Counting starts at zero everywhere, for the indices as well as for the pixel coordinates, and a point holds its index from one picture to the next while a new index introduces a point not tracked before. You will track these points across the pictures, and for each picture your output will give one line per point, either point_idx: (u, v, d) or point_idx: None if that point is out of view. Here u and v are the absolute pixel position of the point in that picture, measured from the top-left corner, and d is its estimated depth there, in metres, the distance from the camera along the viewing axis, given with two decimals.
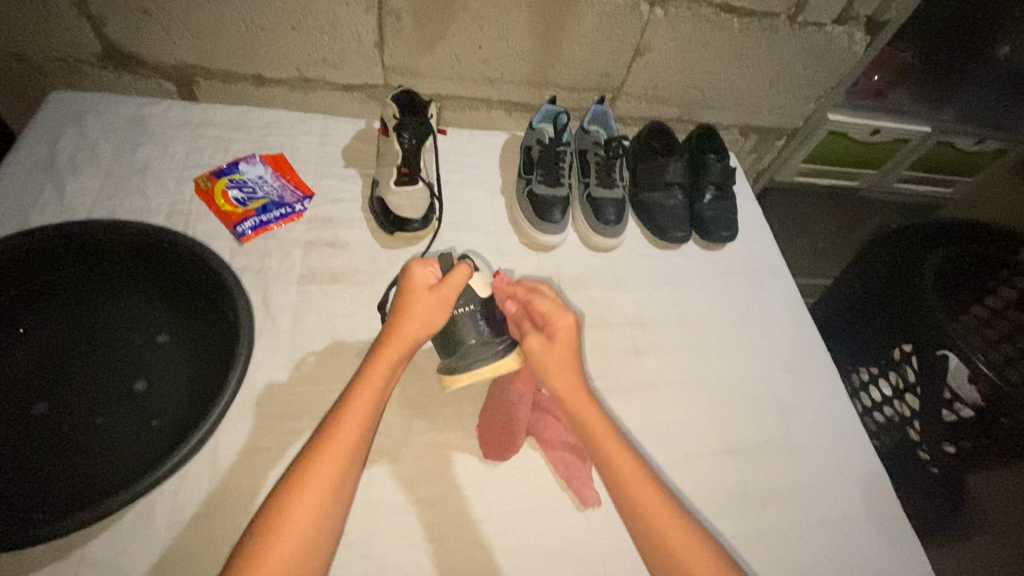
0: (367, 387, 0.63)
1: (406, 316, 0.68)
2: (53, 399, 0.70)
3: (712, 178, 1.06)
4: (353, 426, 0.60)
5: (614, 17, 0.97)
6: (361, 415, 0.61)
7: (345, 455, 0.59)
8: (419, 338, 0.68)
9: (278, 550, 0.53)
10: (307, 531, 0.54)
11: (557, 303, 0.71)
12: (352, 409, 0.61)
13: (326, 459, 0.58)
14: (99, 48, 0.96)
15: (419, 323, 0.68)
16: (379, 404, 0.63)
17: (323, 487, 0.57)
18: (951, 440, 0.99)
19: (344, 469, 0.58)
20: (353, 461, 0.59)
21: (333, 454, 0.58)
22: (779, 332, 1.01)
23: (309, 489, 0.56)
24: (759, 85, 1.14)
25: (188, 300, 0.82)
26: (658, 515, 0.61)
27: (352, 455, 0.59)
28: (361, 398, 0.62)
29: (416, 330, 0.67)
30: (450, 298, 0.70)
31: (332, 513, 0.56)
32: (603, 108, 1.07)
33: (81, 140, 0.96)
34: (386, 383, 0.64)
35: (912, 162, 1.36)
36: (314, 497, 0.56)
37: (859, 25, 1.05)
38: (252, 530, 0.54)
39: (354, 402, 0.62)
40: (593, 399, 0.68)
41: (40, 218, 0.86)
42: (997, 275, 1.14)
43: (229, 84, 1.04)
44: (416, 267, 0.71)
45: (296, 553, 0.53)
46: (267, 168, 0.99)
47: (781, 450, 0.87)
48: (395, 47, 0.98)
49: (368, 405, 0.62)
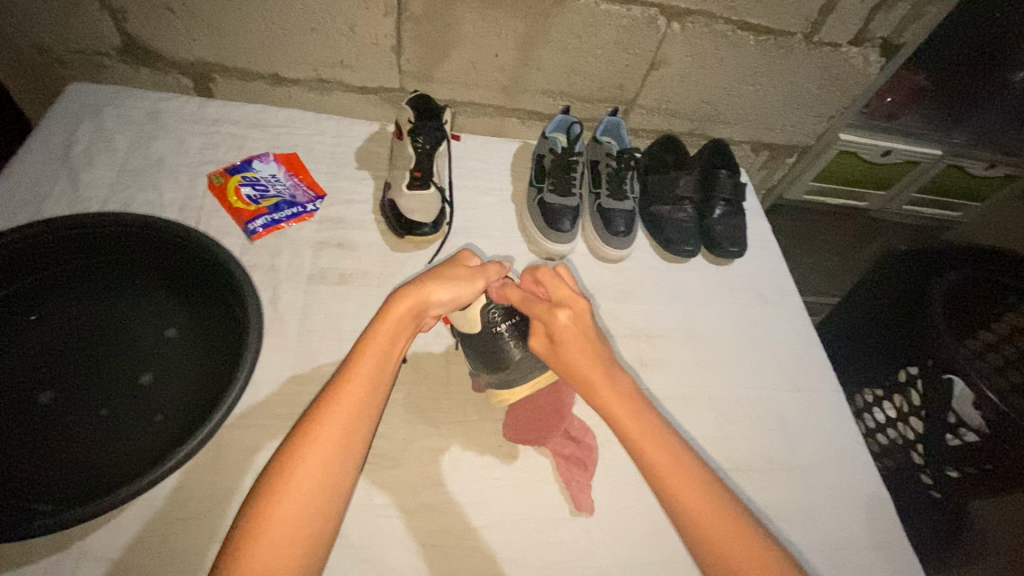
0: (373, 346, 0.63)
1: (431, 278, 0.69)
2: (59, 388, 0.71)
3: (723, 194, 1.06)
4: (352, 392, 0.59)
5: (630, 30, 0.98)
6: (367, 372, 0.61)
7: (350, 413, 0.58)
8: (437, 299, 0.68)
9: (285, 509, 0.52)
10: (314, 489, 0.54)
11: (568, 291, 0.70)
12: (357, 368, 0.61)
13: (332, 417, 0.57)
14: (119, 42, 0.97)
15: (442, 286, 0.69)
16: (386, 362, 0.62)
17: (330, 447, 0.56)
18: (955, 465, 0.98)
19: (351, 427, 0.57)
20: (359, 421, 0.58)
21: (337, 413, 0.57)
22: (785, 351, 1.00)
23: (315, 448, 0.55)
24: (773, 102, 1.15)
25: (198, 295, 0.82)
26: (694, 499, 0.60)
27: (358, 412, 0.58)
28: (368, 355, 0.62)
29: (439, 292, 0.68)
30: (480, 278, 0.72)
31: (340, 473, 0.55)
32: (616, 119, 1.07)
33: (97, 132, 0.97)
34: (389, 349, 0.63)
35: (922, 185, 1.36)
36: (321, 456, 0.55)
37: (875, 47, 1.06)
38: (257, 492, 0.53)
39: (360, 359, 0.61)
40: (605, 367, 0.67)
41: (53, 207, 0.86)
42: (1005, 301, 1.14)
43: (245, 82, 1.04)
44: (461, 251, 0.75)
45: (304, 512, 0.52)
46: (279, 166, 0.99)
47: (786, 470, 0.86)
48: (412, 51, 0.99)
49: (375, 363, 0.62)
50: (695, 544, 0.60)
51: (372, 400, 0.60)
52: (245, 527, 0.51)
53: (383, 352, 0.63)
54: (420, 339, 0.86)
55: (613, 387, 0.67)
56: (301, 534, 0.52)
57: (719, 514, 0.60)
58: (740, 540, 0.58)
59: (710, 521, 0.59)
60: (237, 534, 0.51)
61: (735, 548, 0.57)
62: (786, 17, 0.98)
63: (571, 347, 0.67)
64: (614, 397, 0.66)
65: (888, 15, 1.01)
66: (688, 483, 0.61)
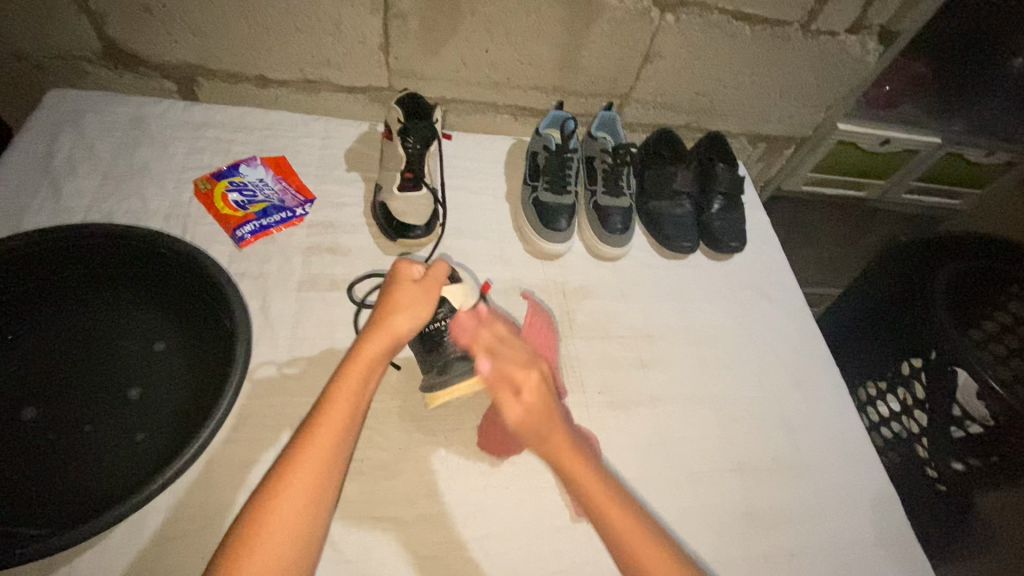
0: (344, 387, 0.60)
1: (394, 307, 0.67)
2: (42, 403, 0.69)
3: (721, 187, 1.05)
4: (331, 425, 0.58)
5: (623, 22, 0.96)
6: (340, 412, 0.59)
7: (323, 463, 0.56)
8: (409, 330, 0.66)
9: (253, 569, 0.49)
10: (282, 547, 0.51)
11: (519, 366, 0.63)
12: (329, 412, 0.59)
13: (303, 469, 0.55)
14: (100, 47, 0.94)
15: (407, 314, 0.66)
16: (358, 405, 0.60)
17: (300, 501, 0.53)
18: (961, 457, 0.98)
19: (329, 465, 0.56)
20: (333, 467, 0.56)
21: (308, 463, 0.55)
22: (788, 348, 0.99)
23: (286, 499, 0.53)
24: (770, 94, 1.13)
25: (185, 308, 0.80)
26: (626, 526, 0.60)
27: (331, 461, 0.56)
28: (343, 388, 0.60)
29: (404, 319, 0.66)
30: (435, 291, 0.69)
31: (310, 528, 0.53)
32: (611, 113, 1.05)
33: (79, 139, 0.94)
34: (366, 381, 0.62)
35: (922, 173, 1.35)
36: (291, 510, 0.53)
37: (873, 35, 1.04)
38: (223, 552, 0.51)
39: (337, 394, 0.60)
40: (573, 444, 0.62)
41: (35, 219, 0.84)
42: (1008, 290, 1.13)
43: (230, 85, 1.02)
44: (401, 263, 0.69)
45: (272, 569, 0.50)
46: (267, 170, 0.97)
47: (790, 469, 0.85)
48: (400, 49, 0.96)
49: (348, 407, 0.59)
50: None
51: (353, 432, 0.60)
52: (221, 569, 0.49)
53: (354, 394, 0.60)
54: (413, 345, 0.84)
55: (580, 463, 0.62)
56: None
57: None
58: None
59: None
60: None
61: None
62: (782, 6, 0.96)
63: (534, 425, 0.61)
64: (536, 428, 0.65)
65: (886, 2, 0.99)
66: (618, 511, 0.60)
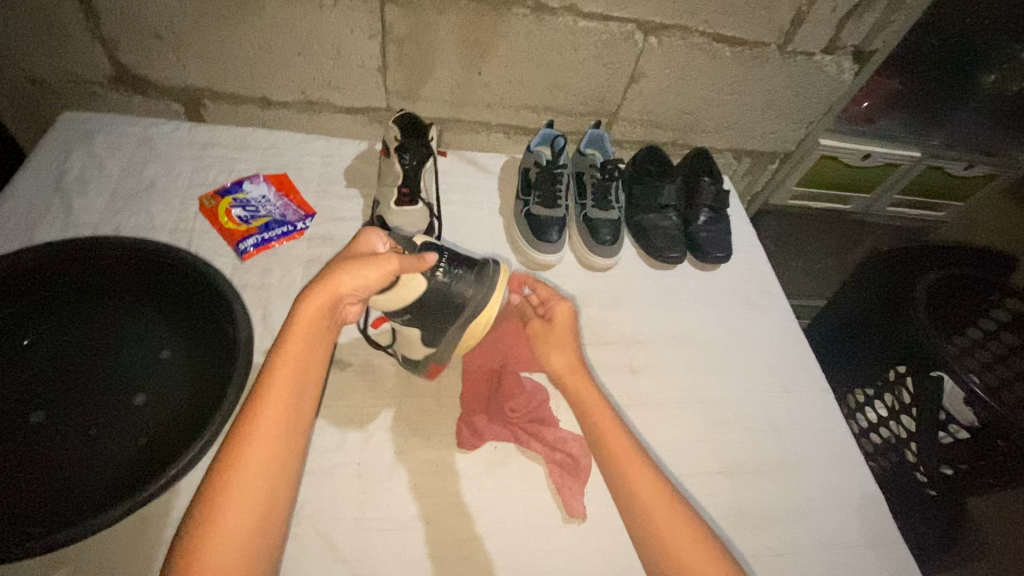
0: (287, 355, 0.62)
1: (342, 268, 0.65)
2: (50, 407, 0.71)
3: (706, 201, 1.09)
4: (275, 394, 0.60)
5: (609, 45, 1.01)
6: (283, 380, 0.61)
7: (273, 428, 0.58)
8: (352, 288, 0.65)
9: (214, 537, 0.52)
10: (246, 512, 0.54)
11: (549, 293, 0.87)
12: (271, 383, 0.60)
13: (256, 437, 0.57)
14: (111, 71, 0.99)
15: (350, 272, 0.65)
16: (303, 372, 0.63)
17: (258, 467, 0.56)
18: (949, 462, 0.99)
19: (278, 434, 0.58)
20: (284, 436, 0.59)
21: (259, 431, 0.57)
22: (775, 354, 1.01)
23: (240, 471, 0.55)
24: (752, 111, 1.17)
25: (189, 317, 0.83)
26: (635, 469, 0.69)
27: (283, 429, 0.59)
28: (286, 356, 0.62)
29: (353, 283, 0.65)
30: (392, 259, 0.67)
31: (271, 491, 0.56)
32: (599, 132, 1.09)
33: (90, 158, 0.99)
34: (307, 349, 0.63)
35: (904, 187, 1.39)
36: (250, 475, 0.55)
37: (847, 55, 1.10)
38: (188, 525, 0.53)
39: (280, 364, 0.61)
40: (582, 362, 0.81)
41: (46, 234, 0.88)
42: (990, 297, 1.16)
43: (235, 106, 1.06)
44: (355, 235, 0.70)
45: (232, 537, 0.53)
46: (270, 187, 1.01)
47: (777, 471, 0.87)
48: (397, 72, 1.01)
49: (292, 375, 0.62)
50: (637, 525, 0.67)
51: (297, 399, 0.61)
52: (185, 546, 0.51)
53: (297, 362, 0.62)
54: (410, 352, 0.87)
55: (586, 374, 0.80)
56: (238, 561, 0.52)
57: (657, 485, 0.68)
58: (673, 519, 0.66)
59: (655, 505, 0.67)
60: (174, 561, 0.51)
61: (661, 510, 0.66)
62: (759, 28, 1.01)
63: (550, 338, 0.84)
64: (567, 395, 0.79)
65: (858, 24, 1.04)
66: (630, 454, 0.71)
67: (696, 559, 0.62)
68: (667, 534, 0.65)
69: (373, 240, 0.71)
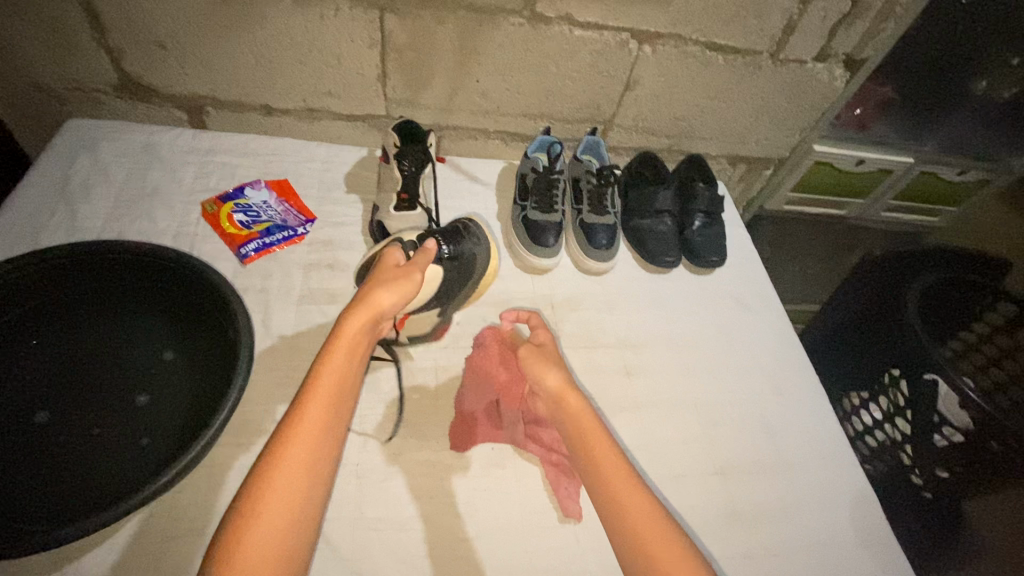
0: (332, 368, 0.63)
1: (378, 287, 0.69)
2: (55, 407, 0.72)
3: (701, 207, 1.10)
4: (322, 399, 0.61)
5: (604, 54, 1.03)
6: (331, 385, 0.63)
7: (317, 434, 0.60)
8: (389, 305, 0.69)
9: (257, 539, 0.52)
10: (285, 520, 0.54)
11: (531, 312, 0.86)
12: (319, 388, 0.62)
13: (297, 448, 0.58)
14: (116, 79, 1.01)
15: (388, 290, 0.69)
16: (346, 382, 0.64)
17: (298, 478, 0.57)
18: (946, 466, 1.01)
19: (322, 441, 0.60)
20: (328, 441, 0.60)
21: (303, 442, 0.58)
22: (768, 357, 1.02)
23: (285, 476, 0.56)
24: (746, 118, 1.19)
25: (192, 319, 0.84)
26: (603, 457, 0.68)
27: (324, 433, 0.60)
28: (334, 362, 0.64)
29: (390, 298, 0.69)
30: (418, 271, 0.73)
31: (308, 503, 0.57)
32: (594, 138, 1.12)
33: (94, 165, 1.00)
34: (352, 359, 0.65)
35: (897, 192, 1.41)
36: (291, 485, 0.56)
37: (839, 62, 1.11)
38: (230, 524, 0.53)
39: (325, 370, 0.63)
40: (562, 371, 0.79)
41: (52, 238, 0.89)
42: (983, 302, 1.18)
43: (237, 113, 1.08)
44: (388, 255, 0.76)
45: (275, 540, 0.53)
46: (271, 193, 1.02)
47: (771, 472, 0.88)
48: (396, 80, 1.03)
49: (336, 388, 0.63)
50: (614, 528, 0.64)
51: (340, 408, 0.63)
52: (226, 546, 0.51)
53: (342, 376, 0.64)
54: (407, 354, 0.88)
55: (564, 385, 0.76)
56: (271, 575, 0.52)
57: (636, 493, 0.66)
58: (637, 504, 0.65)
59: (636, 511, 0.64)
60: (212, 560, 0.51)
61: (641, 515, 0.64)
62: (751, 37, 1.04)
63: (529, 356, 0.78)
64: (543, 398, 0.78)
65: (848, 33, 1.06)
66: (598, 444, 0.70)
67: (660, 544, 0.61)
68: (633, 519, 0.63)
69: (395, 254, 0.76)
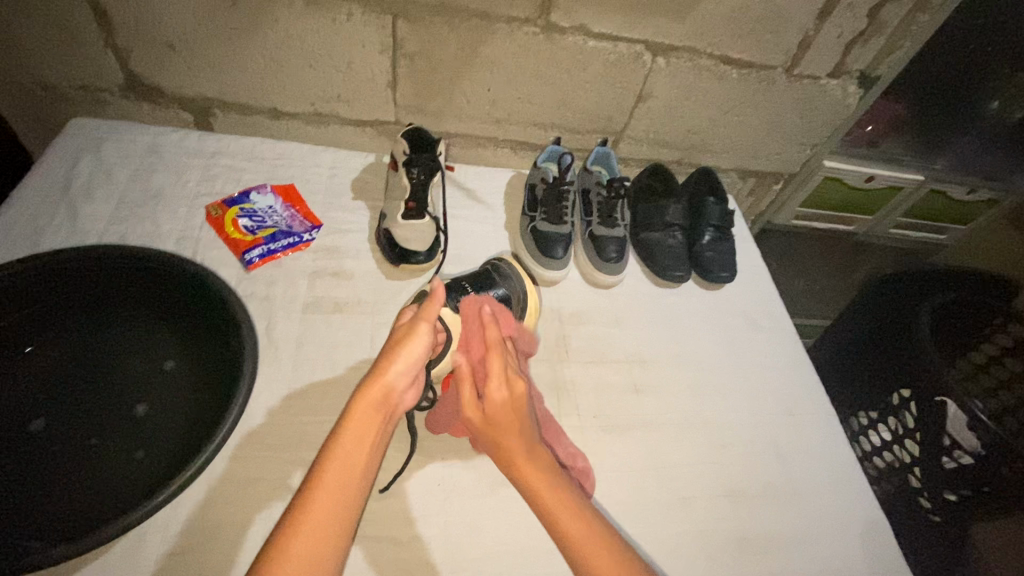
0: (340, 450, 0.61)
1: (388, 354, 0.68)
2: (51, 416, 0.71)
3: (711, 221, 1.09)
4: (342, 464, 0.60)
5: (618, 64, 1.02)
6: (349, 452, 0.61)
7: (334, 496, 0.58)
8: (397, 373, 0.66)
9: None
10: None
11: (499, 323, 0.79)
12: (338, 452, 0.61)
13: (301, 541, 0.55)
14: (123, 79, 0.99)
15: (397, 357, 0.67)
16: (360, 454, 0.61)
17: (304, 572, 0.53)
18: (953, 488, 0.98)
19: (340, 506, 0.58)
20: (344, 509, 0.58)
21: (307, 532, 0.55)
22: (778, 376, 1.01)
23: (300, 540, 0.54)
24: (758, 132, 1.18)
25: (193, 327, 0.83)
26: (556, 505, 0.63)
27: (342, 498, 0.58)
28: (350, 429, 0.62)
29: (400, 364, 0.67)
30: (423, 323, 0.70)
31: None
32: (605, 149, 1.10)
33: (98, 165, 0.99)
34: (375, 421, 0.64)
35: (907, 209, 1.40)
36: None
37: (853, 79, 1.11)
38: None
39: (341, 436, 0.62)
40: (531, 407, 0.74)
41: (52, 239, 0.87)
42: (993, 322, 1.15)
43: (244, 116, 1.07)
44: (401, 311, 0.76)
45: None
46: (277, 198, 1.01)
47: (781, 495, 0.86)
48: (407, 86, 1.02)
49: (349, 460, 0.60)
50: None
51: (358, 476, 0.60)
52: None
53: (354, 451, 0.61)
54: None
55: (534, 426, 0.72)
56: None
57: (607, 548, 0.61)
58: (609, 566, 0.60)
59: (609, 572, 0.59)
60: None
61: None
62: (766, 51, 1.03)
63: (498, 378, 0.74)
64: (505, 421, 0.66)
65: (863, 49, 1.05)
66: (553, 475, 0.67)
67: None
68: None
69: (409, 312, 0.76)
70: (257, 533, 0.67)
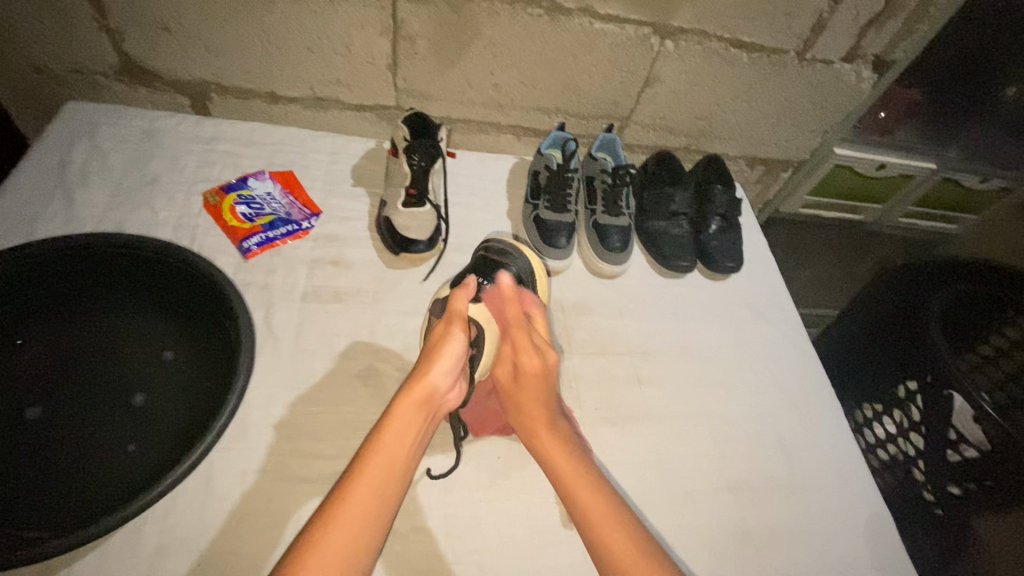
0: (382, 448, 0.63)
1: (428, 355, 0.70)
2: (48, 403, 0.71)
3: (718, 210, 1.06)
4: (381, 464, 0.62)
5: (624, 48, 0.99)
6: (390, 451, 0.63)
7: (370, 496, 0.59)
8: (442, 373, 0.69)
9: None
10: None
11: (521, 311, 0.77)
12: (378, 453, 0.62)
13: (333, 536, 0.56)
14: (117, 62, 0.97)
15: (439, 358, 0.69)
16: (400, 454, 0.63)
17: (336, 561, 0.54)
18: (957, 481, 0.96)
19: (374, 506, 0.59)
20: (378, 512, 0.59)
21: (343, 525, 0.57)
22: (784, 368, 0.99)
23: (332, 537, 0.56)
24: (767, 119, 1.15)
25: (191, 317, 0.82)
26: (582, 485, 0.68)
27: (377, 500, 0.60)
28: (391, 430, 0.64)
29: (438, 365, 0.69)
30: (455, 322, 0.73)
31: None
32: (611, 135, 1.07)
33: (93, 151, 0.97)
34: (418, 422, 0.66)
35: (918, 199, 1.37)
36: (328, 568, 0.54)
37: (867, 64, 1.07)
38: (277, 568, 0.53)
39: (385, 435, 0.64)
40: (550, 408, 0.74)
41: (48, 227, 0.86)
42: (1003, 316, 1.14)
43: (242, 101, 1.05)
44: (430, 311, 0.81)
45: None
46: (275, 184, 0.99)
47: (783, 491, 0.85)
48: (409, 70, 0.99)
49: (389, 461, 0.62)
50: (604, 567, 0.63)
51: (397, 478, 0.62)
52: None
53: (397, 450, 0.63)
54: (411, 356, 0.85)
55: (557, 427, 0.73)
56: None
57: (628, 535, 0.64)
58: (615, 530, 0.64)
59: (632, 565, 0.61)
60: None
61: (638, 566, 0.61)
62: (778, 36, 0.99)
63: (527, 389, 0.75)
64: (530, 388, 0.75)
65: (879, 32, 1.02)
66: (582, 477, 0.69)
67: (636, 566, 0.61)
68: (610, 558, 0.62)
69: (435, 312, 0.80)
70: (256, 525, 0.67)
